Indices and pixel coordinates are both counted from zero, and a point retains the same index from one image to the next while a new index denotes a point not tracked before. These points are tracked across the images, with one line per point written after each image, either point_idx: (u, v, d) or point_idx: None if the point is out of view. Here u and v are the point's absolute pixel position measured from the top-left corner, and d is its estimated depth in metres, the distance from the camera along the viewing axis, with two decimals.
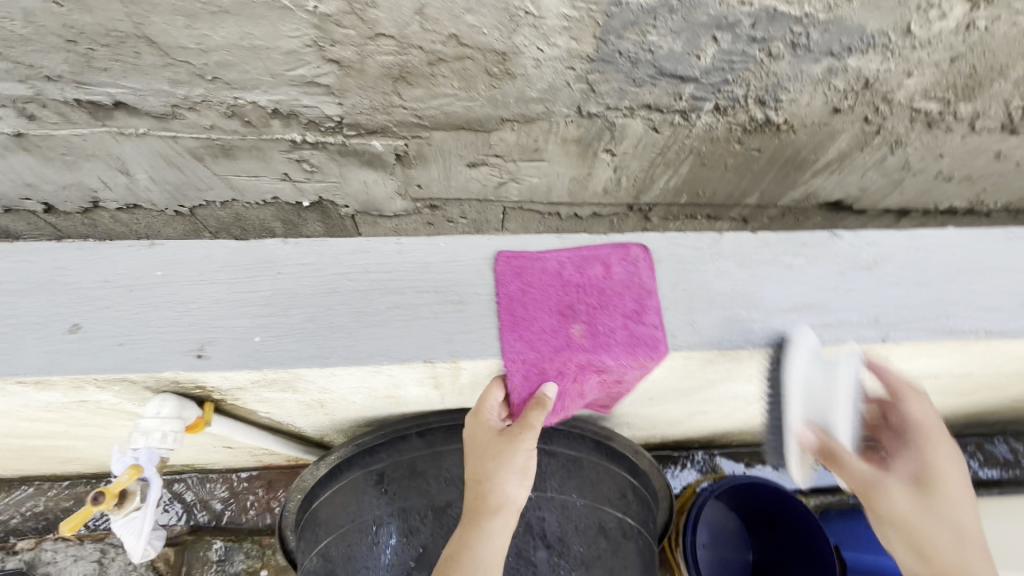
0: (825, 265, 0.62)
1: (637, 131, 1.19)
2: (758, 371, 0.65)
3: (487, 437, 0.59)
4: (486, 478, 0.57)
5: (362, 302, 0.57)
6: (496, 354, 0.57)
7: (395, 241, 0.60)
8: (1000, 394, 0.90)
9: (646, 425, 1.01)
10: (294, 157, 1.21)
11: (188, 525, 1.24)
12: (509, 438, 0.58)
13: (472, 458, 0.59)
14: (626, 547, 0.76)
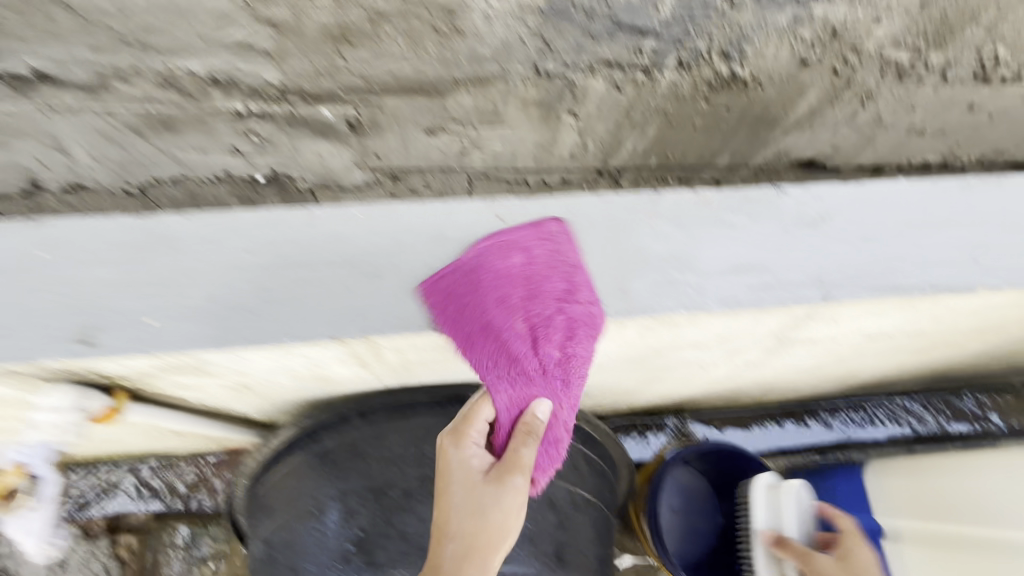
0: (768, 223, 0.58)
1: (598, 91, 0.89)
2: (701, 336, 0.63)
3: (468, 488, 0.59)
4: (462, 533, 0.58)
5: (267, 279, 0.53)
6: (412, 330, 0.54)
7: (305, 211, 0.55)
8: (960, 350, 0.89)
9: (606, 394, 0.99)
10: (245, 132, 0.79)
11: (151, 511, 1.21)
12: (492, 484, 0.59)
13: (450, 508, 0.60)
14: (574, 518, 0.76)
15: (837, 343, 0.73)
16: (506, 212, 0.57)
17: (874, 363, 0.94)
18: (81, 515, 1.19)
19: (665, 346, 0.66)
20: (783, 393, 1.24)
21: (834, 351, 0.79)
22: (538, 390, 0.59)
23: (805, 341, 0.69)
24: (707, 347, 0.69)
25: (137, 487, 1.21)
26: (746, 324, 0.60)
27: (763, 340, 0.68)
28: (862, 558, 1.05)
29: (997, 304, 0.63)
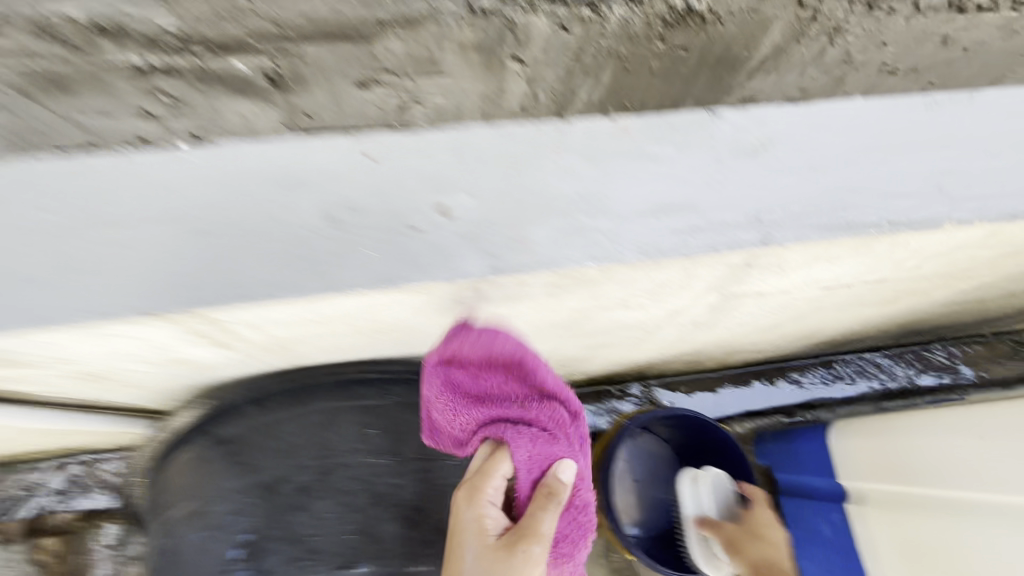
0: (698, 154, 0.42)
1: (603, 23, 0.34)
2: (626, 291, 0.54)
3: (485, 560, 0.55)
4: None
5: (58, 244, 0.39)
6: (249, 303, 0.44)
7: (122, 155, 0.34)
8: (927, 299, 0.81)
9: (549, 363, 0.90)
10: None
11: (77, 512, 1.11)
12: (504, 552, 0.55)
13: None
14: None
15: (788, 295, 0.64)
16: (380, 165, 0.38)
17: (836, 318, 0.87)
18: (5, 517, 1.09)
19: (588, 306, 0.56)
20: (746, 355, 1.17)
21: (788, 306, 0.70)
22: (559, 451, 0.62)
23: (752, 294, 0.61)
24: (639, 305, 0.60)
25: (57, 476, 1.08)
26: (675, 274, 0.50)
27: (702, 296, 0.59)
28: (767, 528, 1.05)
29: (971, 240, 0.54)
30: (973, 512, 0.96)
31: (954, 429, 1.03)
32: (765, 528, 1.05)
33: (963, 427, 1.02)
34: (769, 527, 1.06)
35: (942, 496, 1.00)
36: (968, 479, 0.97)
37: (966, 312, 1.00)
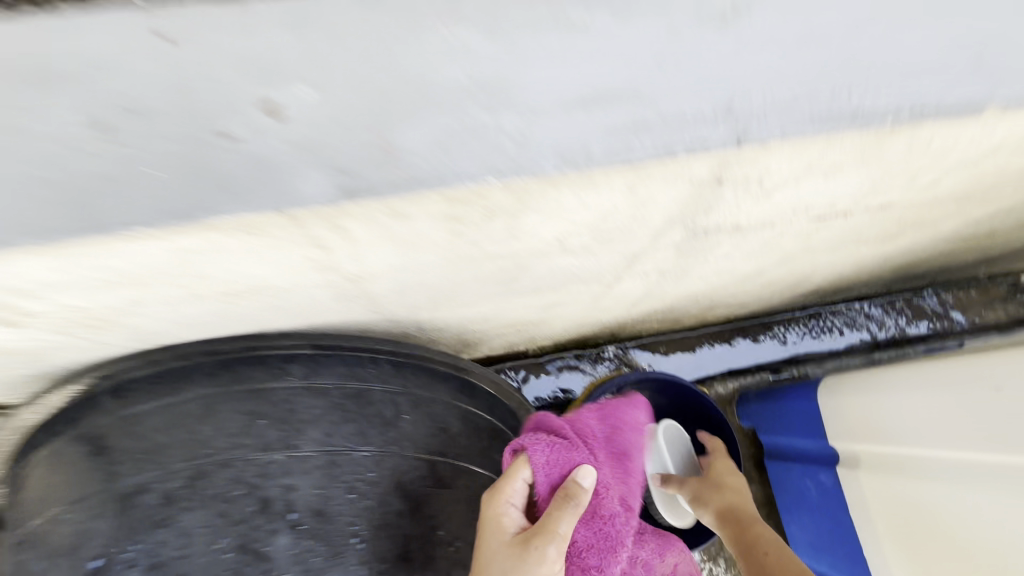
0: (605, 20, 0.26)
1: None
2: (560, 229, 0.40)
3: (501, 550, 0.51)
4: None
5: None
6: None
7: None
8: (932, 233, 0.70)
9: (499, 329, 0.79)
10: None
11: None
12: (520, 548, 0.51)
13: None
14: (431, 500, 0.56)
15: (771, 230, 0.52)
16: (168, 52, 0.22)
17: (827, 262, 0.76)
18: None
19: (516, 251, 0.43)
20: (727, 309, 1.06)
21: (771, 245, 0.58)
22: (579, 458, 0.58)
23: (727, 229, 0.48)
24: (586, 250, 0.47)
25: None
26: (624, 199, 0.37)
27: (665, 234, 0.46)
28: (729, 481, 0.88)
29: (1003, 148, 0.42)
30: (972, 477, 0.69)
31: (958, 373, 0.75)
32: (729, 485, 0.87)
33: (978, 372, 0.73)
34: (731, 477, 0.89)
35: (937, 456, 0.73)
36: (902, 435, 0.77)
37: (968, 250, 0.90)
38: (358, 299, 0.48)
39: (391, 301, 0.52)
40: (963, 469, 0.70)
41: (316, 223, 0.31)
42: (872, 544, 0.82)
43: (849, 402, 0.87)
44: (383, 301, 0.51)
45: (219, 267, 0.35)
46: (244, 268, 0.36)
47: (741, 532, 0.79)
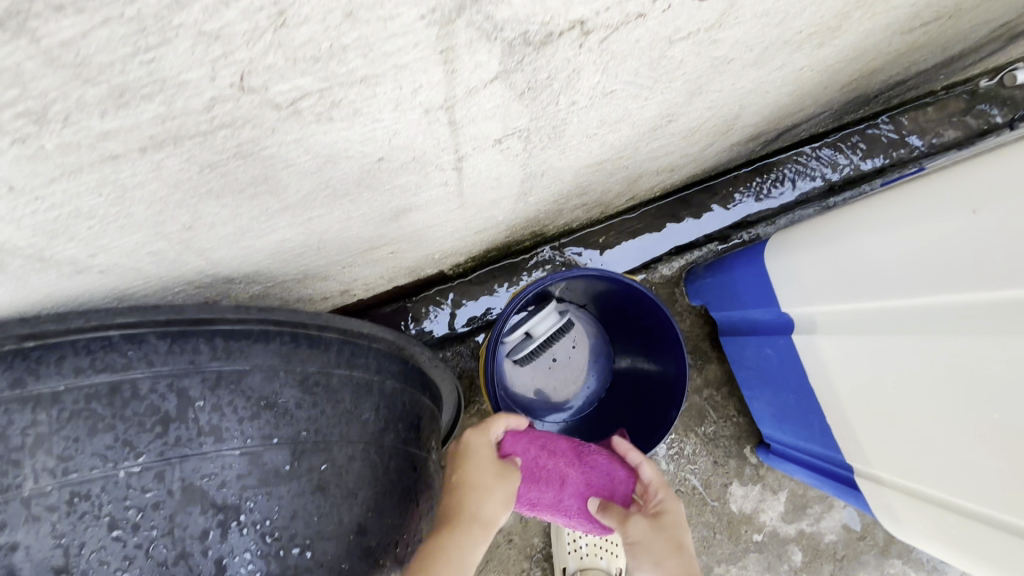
0: None
1: None
2: (213, 58, 0.21)
3: (491, 457, 0.62)
4: (481, 496, 0.58)
5: None
6: None
7: None
8: (883, 19, 0.52)
9: (360, 255, 0.61)
10: None
11: None
12: (507, 462, 0.63)
13: (472, 471, 0.60)
14: (254, 503, 0.41)
15: (645, 32, 0.34)
16: None
17: (757, 88, 0.58)
18: None
19: (178, 122, 0.24)
20: (657, 177, 0.89)
21: (661, 63, 0.40)
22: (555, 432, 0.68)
23: (568, 32, 0.30)
24: (343, 111, 0.29)
25: None
26: None
27: (459, 54, 0.28)
28: (637, 543, 0.60)
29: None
30: (931, 331, 0.57)
31: (920, 206, 0.58)
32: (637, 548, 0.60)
33: (943, 197, 0.55)
34: (643, 538, 0.60)
35: (901, 313, 0.61)
36: (852, 291, 0.65)
37: (929, 48, 0.73)
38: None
39: (85, 251, 0.33)
40: (925, 323, 0.58)
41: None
42: (841, 425, 0.74)
43: (802, 264, 0.72)
44: (65, 253, 0.32)
45: None
46: None
47: None
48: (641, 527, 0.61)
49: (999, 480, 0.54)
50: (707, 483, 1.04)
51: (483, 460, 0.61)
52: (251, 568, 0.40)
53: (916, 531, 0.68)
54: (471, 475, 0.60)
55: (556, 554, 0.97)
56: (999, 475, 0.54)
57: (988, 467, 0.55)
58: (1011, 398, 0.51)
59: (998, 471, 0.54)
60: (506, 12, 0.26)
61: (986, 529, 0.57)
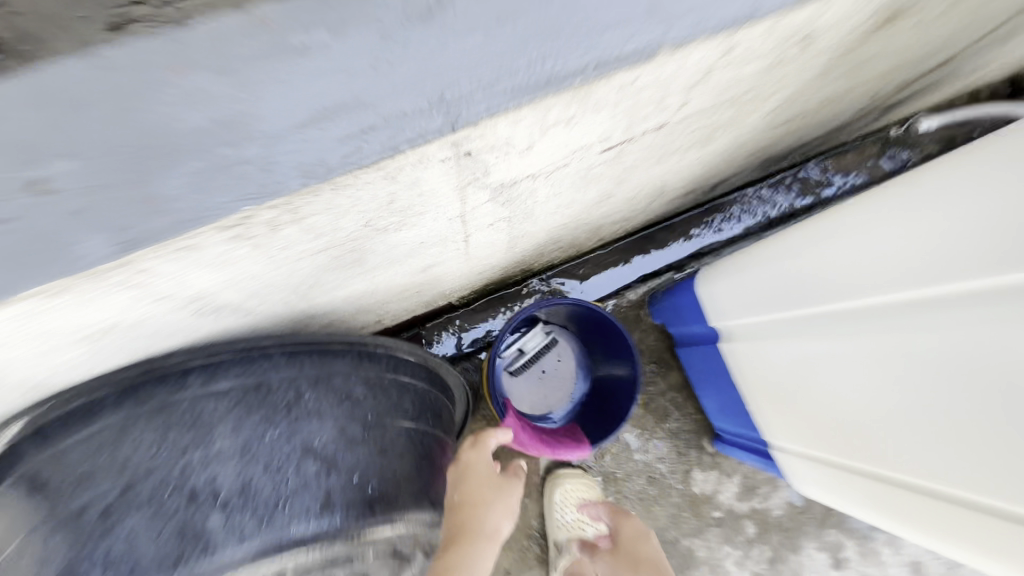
0: (353, 36, 0.29)
1: None
2: (357, 221, 0.47)
3: (483, 473, 0.88)
4: (481, 506, 0.84)
5: None
6: None
7: None
8: (747, 129, 0.78)
9: (397, 295, 0.86)
10: None
11: None
12: (495, 480, 0.89)
13: (469, 488, 0.84)
14: (343, 455, 0.65)
15: (572, 169, 0.59)
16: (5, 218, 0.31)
17: (670, 172, 0.84)
18: None
19: (333, 243, 0.50)
20: (615, 225, 1.15)
21: (589, 175, 0.65)
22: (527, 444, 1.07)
23: (527, 177, 0.55)
24: (408, 224, 0.54)
25: None
26: (389, 187, 0.43)
27: (468, 196, 0.53)
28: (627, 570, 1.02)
29: (730, 64, 0.48)
30: (812, 336, 0.78)
31: (803, 246, 0.80)
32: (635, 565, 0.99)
33: (818, 238, 0.78)
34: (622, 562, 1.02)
35: (790, 321, 0.83)
36: (758, 307, 0.89)
37: (807, 130, 0.99)
38: (220, 310, 0.55)
39: (256, 303, 0.58)
40: (814, 328, 0.78)
41: (110, 275, 0.37)
42: (757, 407, 0.98)
43: (721, 293, 0.98)
44: (248, 305, 0.57)
45: (66, 317, 0.41)
46: (93, 313, 0.42)
47: None
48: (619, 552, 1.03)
49: (858, 442, 0.75)
50: (672, 469, 1.27)
51: (485, 481, 0.88)
52: (346, 494, 0.62)
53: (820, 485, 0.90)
54: (469, 489, 0.84)
55: (562, 543, 1.15)
56: (858, 439, 0.75)
57: (851, 434, 0.76)
58: (856, 385, 0.72)
59: (857, 437, 0.75)
60: (492, 179, 0.51)
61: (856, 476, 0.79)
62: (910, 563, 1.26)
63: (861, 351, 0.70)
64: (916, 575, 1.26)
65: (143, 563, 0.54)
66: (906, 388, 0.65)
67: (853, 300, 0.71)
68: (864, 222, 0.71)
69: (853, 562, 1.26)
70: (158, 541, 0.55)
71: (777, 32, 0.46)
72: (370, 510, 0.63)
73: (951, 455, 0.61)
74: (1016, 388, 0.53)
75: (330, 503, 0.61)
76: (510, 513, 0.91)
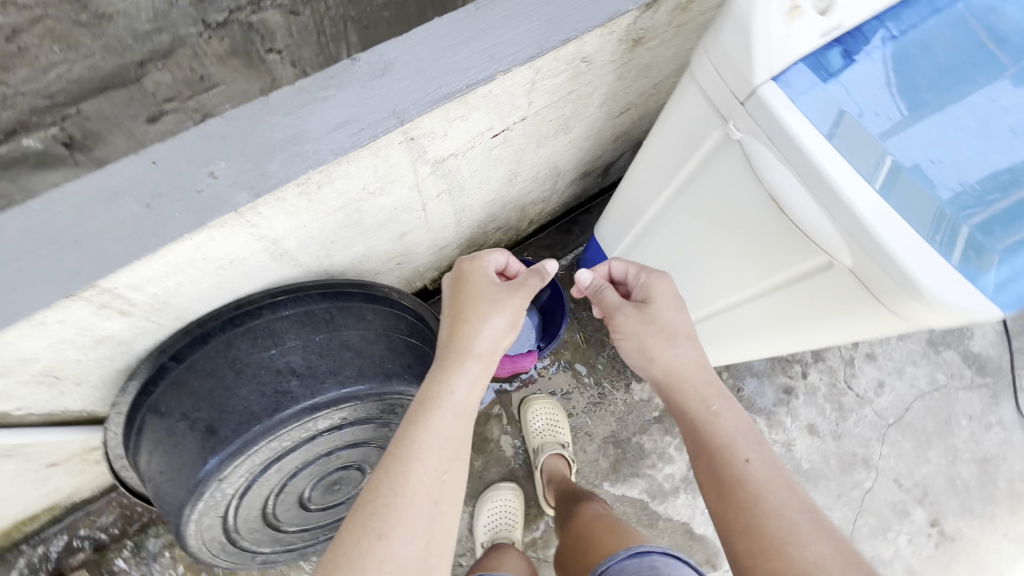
0: (350, 88, 0.73)
1: None
2: (360, 187, 0.88)
3: (482, 283, 0.98)
4: (474, 321, 0.93)
5: (31, 263, 0.68)
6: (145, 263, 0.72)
7: (109, 216, 0.67)
8: (594, 120, 1.23)
9: (388, 265, 1.26)
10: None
11: (100, 543, 1.46)
12: (502, 291, 0.97)
13: (469, 301, 0.96)
14: (368, 347, 1.02)
15: (477, 151, 1.01)
16: (201, 189, 0.71)
17: (554, 156, 1.28)
18: (67, 558, 1.46)
19: (347, 204, 0.90)
20: (537, 205, 1.57)
21: (493, 156, 1.07)
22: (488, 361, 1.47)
23: (450, 156, 0.96)
24: (387, 192, 0.94)
25: (110, 527, 1.48)
26: (372, 161, 0.83)
27: (419, 171, 0.95)
28: (696, 434, 0.87)
29: (544, 75, 0.91)
30: (653, 237, 1.10)
31: (623, 188, 1.14)
32: (705, 426, 0.86)
33: (628, 181, 1.11)
34: (655, 352, 0.94)
35: (639, 233, 1.15)
36: (620, 232, 1.23)
37: (653, 116, 1.43)
38: (283, 258, 0.93)
39: (301, 256, 0.97)
40: (651, 234, 1.10)
41: (239, 217, 0.76)
42: None
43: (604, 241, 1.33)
44: (296, 258, 0.96)
45: (216, 250, 0.80)
46: (227, 250, 0.81)
47: (713, 481, 0.82)
48: (681, 355, 0.93)
49: (699, 293, 1.05)
50: (614, 384, 1.65)
51: (473, 298, 0.96)
52: (371, 368, 0.98)
53: (728, 346, 1.15)
54: (471, 300, 0.96)
55: (541, 447, 1.48)
56: (699, 289, 1.04)
57: (695, 290, 1.05)
58: (682, 254, 1.03)
59: (699, 291, 1.05)
60: (431, 156, 0.92)
61: (735, 325, 1.05)
62: (806, 425, 1.65)
63: (687, 237, 0.98)
64: (813, 434, 1.64)
65: (256, 411, 0.89)
66: (702, 238, 0.94)
67: (660, 200, 1.01)
68: (640, 155, 1.03)
69: (765, 432, 1.63)
70: (259, 397, 0.91)
71: (560, 61, 0.90)
72: (387, 376, 0.99)
73: (756, 271, 0.87)
74: (744, 207, 0.80)
75: (361, 371, 0.97)
76: (508, 319, 0.94)
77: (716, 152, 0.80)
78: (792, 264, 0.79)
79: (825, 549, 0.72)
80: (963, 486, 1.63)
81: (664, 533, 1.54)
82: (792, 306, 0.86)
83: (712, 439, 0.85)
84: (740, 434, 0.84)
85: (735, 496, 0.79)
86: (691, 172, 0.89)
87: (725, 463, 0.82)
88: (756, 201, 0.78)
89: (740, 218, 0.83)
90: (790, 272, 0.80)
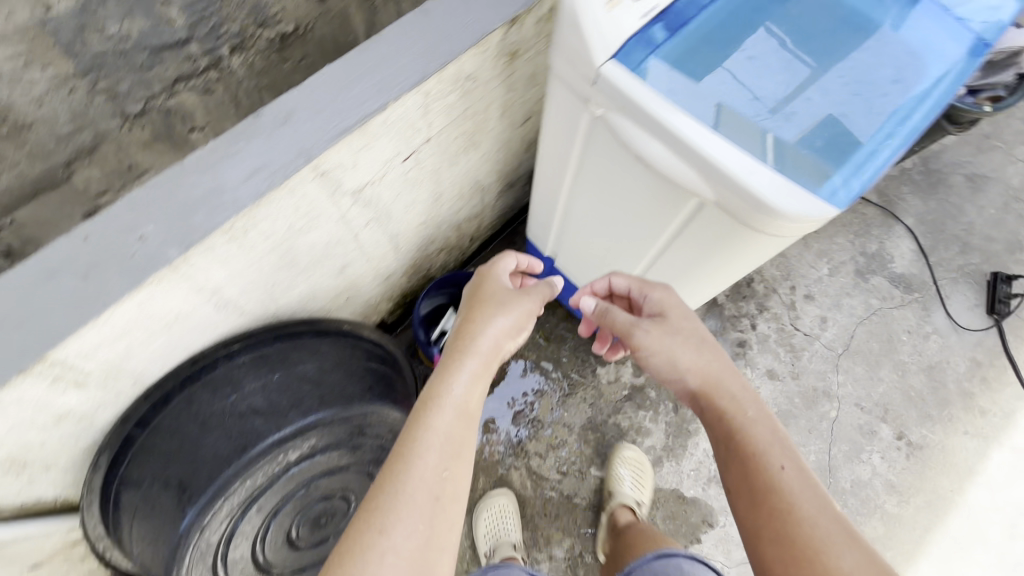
0: (258, 138, 0.86)
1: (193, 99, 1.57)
2: (287, 228, 0.95)
3: (495, 288, 1.06)
4: (478, 320, 1.00)
5: None
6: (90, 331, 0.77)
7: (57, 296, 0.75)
8: (499, 132, 1.34)
9: (337, 301, 1.32)
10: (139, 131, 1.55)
11: None
12: (510, 294, 1.05)
13: (482, 302, 1.03)
14: (326, 377, 1.09)
15: (392, 178, 1.11)
16: (132, 254, 0.78)
17: (471, 171, 1.38)
18: None
19: (278, 246, 0.97)
20: (471, 221, 1.66)
21: (410, 179, 1.17)
22: None
23: (367, 185, 1.05)
24: (315, 228, 1.02)
25: None
26: (291, 201, 0.91)
27: (341, 204, 1.03)
28: (728, 439, 0.83)
29: (434, 97, 1.01)
30: (577, 226, 1.18)
31: (538, 191, 1.23)
32: (741, 429, 0.83)
33: (540, 184, 1.20)
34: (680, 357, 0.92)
35: (564, 227, 1.24)
36: (548, 231, 1.31)
37: None
38: (227, 308, 0.99)
39: (245, 303, 1.03)
40: (575, 224, 1.19)
41: (176, 272, 0.82)
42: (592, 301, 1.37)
43: (534, 239, 1.43)
44: (240, 306, 1.02)
45: (160, 307, 0.85)
46: (170, 306, 0.87)
47: (744, 491, 0.78)
48: (693, 357, 0.92)
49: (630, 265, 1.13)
50: (581, 373, 1.72)
51: (483, 301, 1.03)
52: (332, 393, 1.05)
53: None
54: (488, 302, 1.03)
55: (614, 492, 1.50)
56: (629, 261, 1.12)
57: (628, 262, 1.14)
58: (606, 234, 1.11)
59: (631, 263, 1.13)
60: (348, 187, 1.01)
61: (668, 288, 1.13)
62: (766, 371, 1.75)
63: (606, 217, 1.06)
64: (773, 378, 1.74)
65: (228, 454, 0.94)
66: (618, 215, 1.03)
67: (573, 190, 1.10)
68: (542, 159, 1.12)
69: None
70: (230, 442, 0.96)
71: (445, 82, 1.00)
72: (350, 399, 1.05)
73: (666, 230, 0.95)
74: (626, 174, 0.91)
75: (324, 398, 1.03)
76: (511, 321, 1.01)
77: (591, 134, 0.91)
78: (680, 212, 0.88)
79: (857, 557, 0.69)
80: (918, 396, 1.74)
81: (658, 504, 1.59)
82: (694, 254, 0.95)
83: (743, 443, 0.81)
84: (772, 439, 0.81)
85: (766, 504, 0.75)
86: (579, 158, 0.99)
87: (755, 467, 0.78)
88: (636, 169, 0.88)
89: (635, 187, 0.92)
90: (677, 221, 0.91)
